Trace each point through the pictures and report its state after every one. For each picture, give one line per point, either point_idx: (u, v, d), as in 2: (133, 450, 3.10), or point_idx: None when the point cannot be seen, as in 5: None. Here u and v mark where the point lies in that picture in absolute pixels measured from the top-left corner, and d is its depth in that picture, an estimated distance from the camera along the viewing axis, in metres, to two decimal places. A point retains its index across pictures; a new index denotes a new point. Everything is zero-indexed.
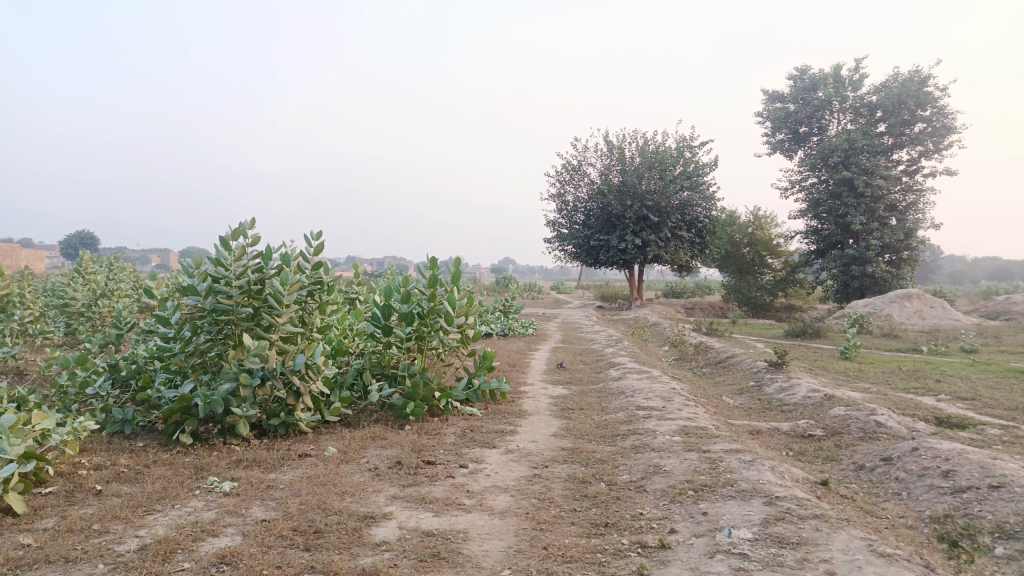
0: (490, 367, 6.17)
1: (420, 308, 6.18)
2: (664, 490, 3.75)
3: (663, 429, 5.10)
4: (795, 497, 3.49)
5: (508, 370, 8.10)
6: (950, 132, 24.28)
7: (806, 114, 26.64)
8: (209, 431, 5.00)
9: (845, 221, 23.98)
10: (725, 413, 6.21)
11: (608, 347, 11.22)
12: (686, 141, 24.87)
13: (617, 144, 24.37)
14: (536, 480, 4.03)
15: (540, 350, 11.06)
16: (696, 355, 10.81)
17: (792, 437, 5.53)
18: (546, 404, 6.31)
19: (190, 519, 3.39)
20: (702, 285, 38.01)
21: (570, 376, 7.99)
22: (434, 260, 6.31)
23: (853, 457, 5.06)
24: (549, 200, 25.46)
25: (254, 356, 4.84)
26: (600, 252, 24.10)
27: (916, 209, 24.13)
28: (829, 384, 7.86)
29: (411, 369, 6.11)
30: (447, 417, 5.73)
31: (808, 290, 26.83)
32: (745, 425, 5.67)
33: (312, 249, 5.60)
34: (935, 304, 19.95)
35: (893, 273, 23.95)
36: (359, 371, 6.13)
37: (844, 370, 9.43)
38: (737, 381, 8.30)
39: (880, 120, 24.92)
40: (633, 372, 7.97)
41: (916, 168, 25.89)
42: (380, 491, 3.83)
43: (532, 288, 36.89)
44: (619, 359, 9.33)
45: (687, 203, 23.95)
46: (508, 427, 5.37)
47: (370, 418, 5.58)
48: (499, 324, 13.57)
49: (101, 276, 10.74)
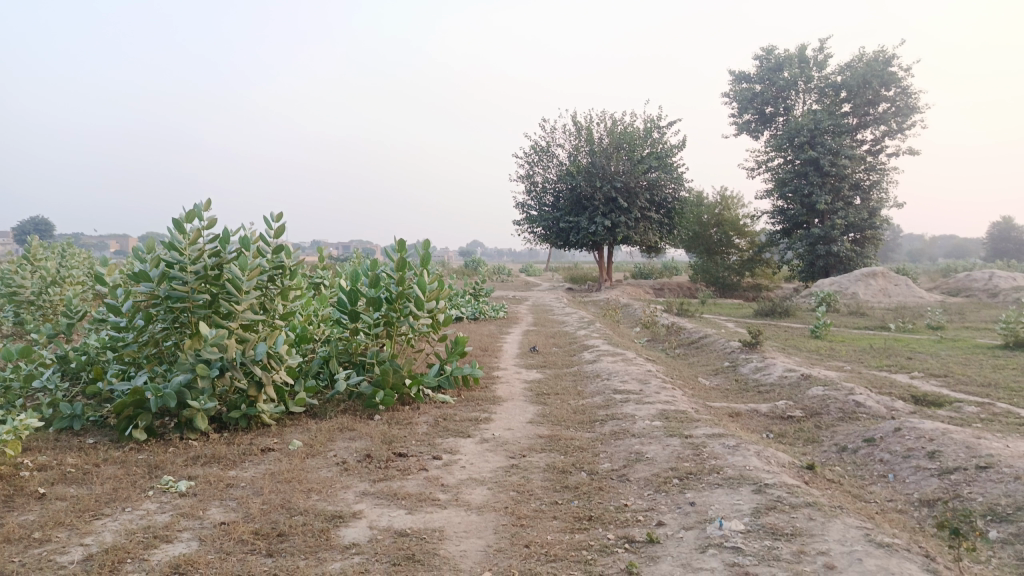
0: (463, 353, 5.95)
1: (388, 292, 5.94)
2: (648, 479, 3.58)
3: (641, 413, 4.95)
4: (783, 484, 3.35)
5: (479, 355, 7.90)
6: (913, 111, 24.53)
7: (772, 94, 26.68)
8: (164, 425, 4.71)
9: (811, 201, 24.13)
10: (703, 396, 6.08)
11: (580, 329, 11.07)
12: (654, 122, 24.74)
13: (585, 124, 24.16)
14: (513, 471, 3.84)
15: (511, 334, 10.86)
16: (668, 335, 10.71)
17: (771, 419, 5.42)
18: (520, 389, 6.12)
19: (142, 523, 3.14)
20: (670, 265, 38.15)
21: (543, 360, 7.81)
22: (401, 242, 6.06)
23: (835, 438, 4.96)
24: (517, 182, 25.20)
25: (211, 346, 4.56)
26: (570, 234, 23.98)
27: (879, 188, 24.39)
28: (804, 364, 7.80)
29: (380, 355, 5.87)
30: (418, 405, 5.50)
31: (774, 270, 27.10)
32: (724, 408, 5.55)
33: (273, 231, 5.31)
34: (899, 282, 20.19)
35: (858, 252, 24.22)
36: (325, 359, 5.88)
37: (816, 349, 9.41)
38: (711, 362, 8.20)
39: (845, 99, 25.06)
40: (607, 354, 7.81)
41: (880, 148, 26.15)
42: (349, 487, 3.61)
43: (501, 271, 36.75)
44: (592, 342, 9.18)
45: (656, 183, 23.88)
46: (482, 415, 5.17)
47: (337, 407, 5.33)
48: (469, 308, 13.34)
49: (52, 263, 10.25)
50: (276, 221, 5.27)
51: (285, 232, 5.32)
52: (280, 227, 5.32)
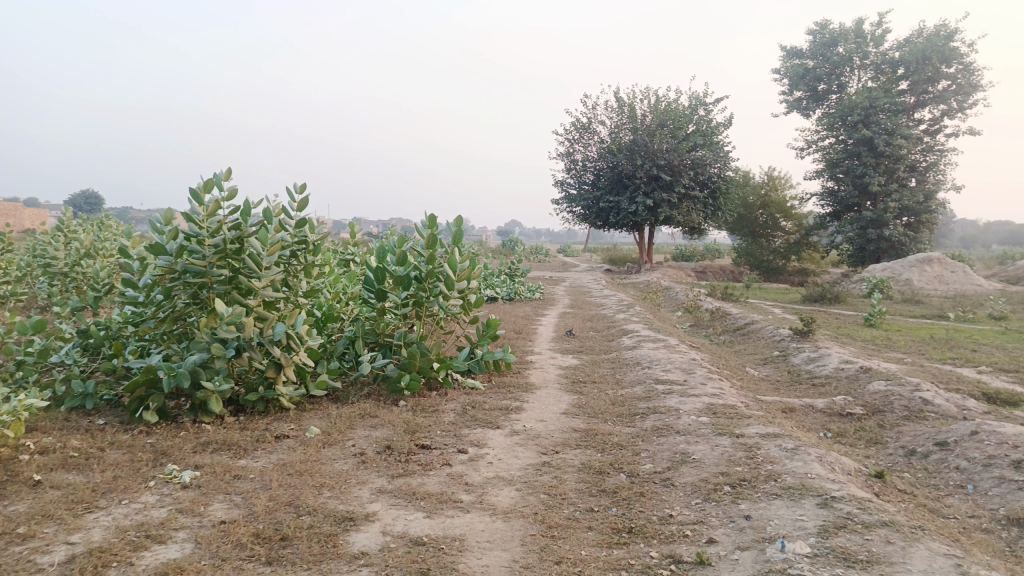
0: (495, 336, 5.60)
1: (417, 271, 5.62)
2: (696, 485, 3.20)
3: (687, 407, 4.56)
4: (853, 498, 2.92)
5: (513, 338, 7.54)
6: (976, 90, 23.29)
7: (825, 71, 25.59)
8: (178, 407, 4.46)
9: (863, 182, 23.15)
10: (752, 388, 5.64)
11: (620, 312, 10.65)
12: (700, 98, 23.95)
13: (628, 101, 23.49)
14: (545, 470, 3.49)
15: (548, 316, 10.50)
16: (712, 321, 10.23)
17: (828, 416, 4.97)
18: (555, 376, 5.75)
19: (136, 519, 2.86)
20: (712, 247, 37.25)
21: (580, 344, 7.42)
22: (432, 219, 5.72)
23: (901, 440, 4.50)
24: (557, 159, 24.69)
25: (227, 325, 4.29)
26: (610, 214, 23.44)
27: (936, 169, 23.29)
28: (860, 355, 7.29)
29: (408, 337, 5.56)
30: (446, 391, 5.18)
31: (821, 254, 26.25)
32: (776, 402, 5.12)
33: (296, 204, 5.00)
34: (956, 269, 19.22)
35: (912, 236, 23.18)
36: (351, 340, 5.60)
37: (871, 338, 8.85)
38: (759, 350, 7.73)
39: (902, 76, 23.92)
40: (648, 340, 7.39)
41: (938, 128, 24.97)
42: (365, 483, 3.30)
43: (538, 251, 36.34)
44: (632, 326, 8.78)
45: (700, 162, 23.16)
46: (514, 404, 4.83)
47: (360, 392, 5.03)
48: (505, 288, 13.01)
49: (87, 235, 10.18)
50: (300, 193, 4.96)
51: (309, 205, 5.00)
52: (304, 200, 5.00)
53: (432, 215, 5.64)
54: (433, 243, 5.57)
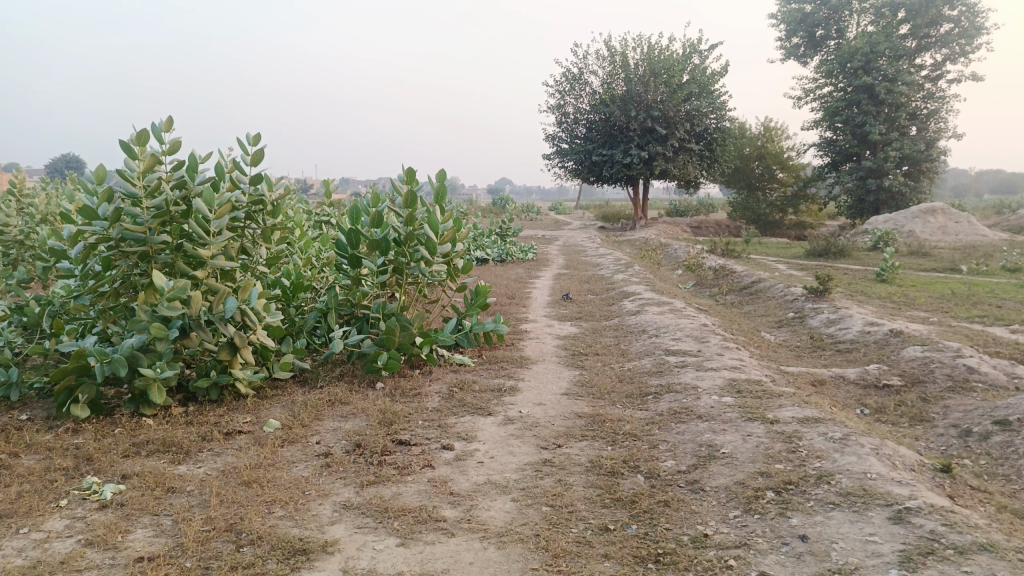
0: (485, 305, 4.98)
1: (396, 233, 4.97)
2: (731, 491, 2.62)
3: (706, 384, 3.97)
4: (933, 510, 2.33)
5: (505, 305, 6.91)
6: (981, 32, 22.39)
7: (824, 16, 24.59)
8: (117, 399, 3.83)
9: (863, 132, 22.39)
10: (774, 357, 5.05)
11: (618, 272, 10.05)
12: (695, 45, 23.01)
13: (620, 50, 22.53)
14: (546, 471, 2.89)
15: (541, 278, 9.88)
16: (716, 280, 9.63)
17: (862, 389, 4.40)
18: (553, 348, 5.15)
19: (30, 556, 2.25)
20: (706, 202, 36.51)
21: (579, 310, 6.80)
22: (410, 173, 5.04)
23: (950, 417, 3.92)
24: (548, 112, 23.77)
25: (169, 302, 3.64)
26: (602, 168, 22.65)
27: (938, 117, 22.55)
28: (882, 315, 6.70)
29: (386, 309, 4.94)
30: (430, 369, 4.55)
31: (820, 206, 25.60)
32: (802, 374, 4.54)
33: (250, 157, 4.32)
34: (960, 219, 18.62)
35: (912, 186, 22.50)
36: (323, 312, 4.98)
37: (888, 296, 8.27)
38: (771, 312, 7.15)
39: (904, 20, 22.99)
40: (652, 304, 6.78)
41: (940, 73, 24.16)
42: (328, 496, 2.70)
43: (530, 209, 35.61)
44: (633, 288, 8.17)
45: (695, 113, 22.34)
46: (507, 384, 4.23)
47: (331, 371, 4.39)
48: (496, 249, 12.37)
49: (44, 201, 9.40)
50: (253, 144, 4.27)
51: (265, 157, 4.32)
52: (259, 151, 4.32)
53: (410, 169, 4.97)
54: (412, 202, 4.91)
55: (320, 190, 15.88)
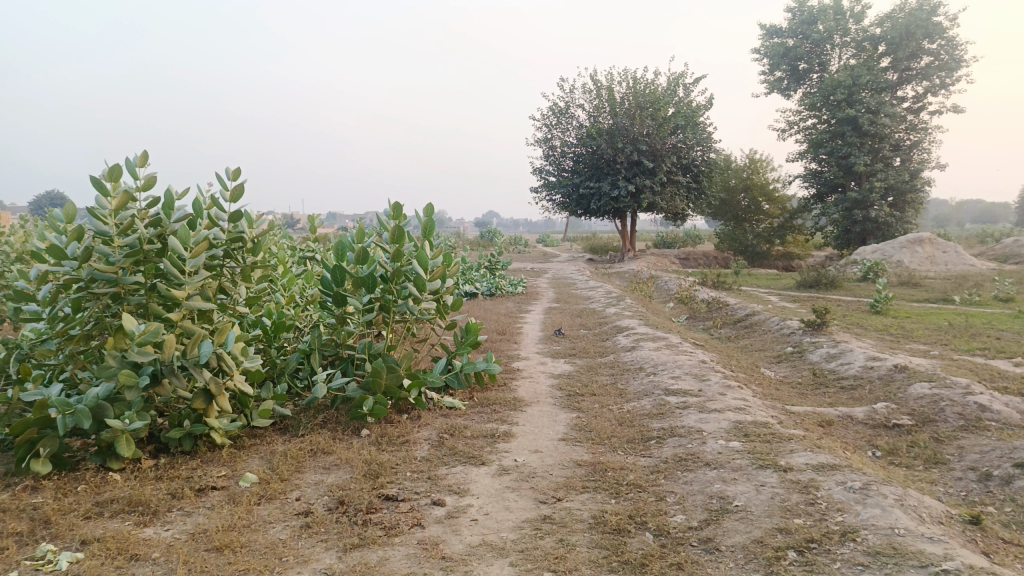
0: (476, 344, 4.78)
1: (383, 269, 4.77)
2: (750, 551, 2.40)
3: (711, 427, 3.76)
4: (973, 572, 2.12)
5: (495, 342, 6.71)
6: (960, 65, 22.73)
7: (806, 49, 24.90)
8: (82, 451, 3.57)
9: (848, 163, 22.53)
10: (777, 395, 4.85)
11: (610, 306, 9.88)
12: (679, 79, 23.20)
13: (606, 84, 22.68)
14: (546, 530, 2.67)
15: (532, 313, 9.69)
16: (709, 313, 9.48)
17: (872, 430, 4.20)
18: (547, 389, 4.94)
19: None
20: (693, 233, 36.61)
21: (572, 346, 6.60)
22: (397, 207, 4.86)
23: (967, 459, 3.73)
24: (535, 146, 23.82)
25: (140, 347, 3.41)
26: (590, 200, 22.64)
27: (921, 148, 22.77)
28: (882, 348, 6.54)
29: (372, 349, 4.73)
30: (419, 413, 4.32)
31: (807, 237, 25.67)
32: (808, 413, 4.34)
33: (228, 192, 4.15)
34: (948, 249, 18.67)
35: (898, 216, 22.60)
36: (306, 353, 4.75)
37: (885, 328, 8.12)
38: (769, 347, 6.98)
39: (884, 53, 23.32)
40: (647, 339, 6.60)
41: (922, 105, 24.47)
42: (307, 562, 2.45)
43: (518, 242, 35.55)
44: (626, 322, 7.99)
45: (682, 145, 22.45)
46: (501, 429, 4.01)
47: (314, 417, 4.15)
48: (485, 283, 12.18)
49: (19, 238, 9.12)
50: (233, 178, 4.10)
51: (244, 192, 4.15)
52: (238, 186, 4.14)
53: (397, 203, 4.79)
54: (399, 238, 4.71)
55: (306, 224, 15.68)
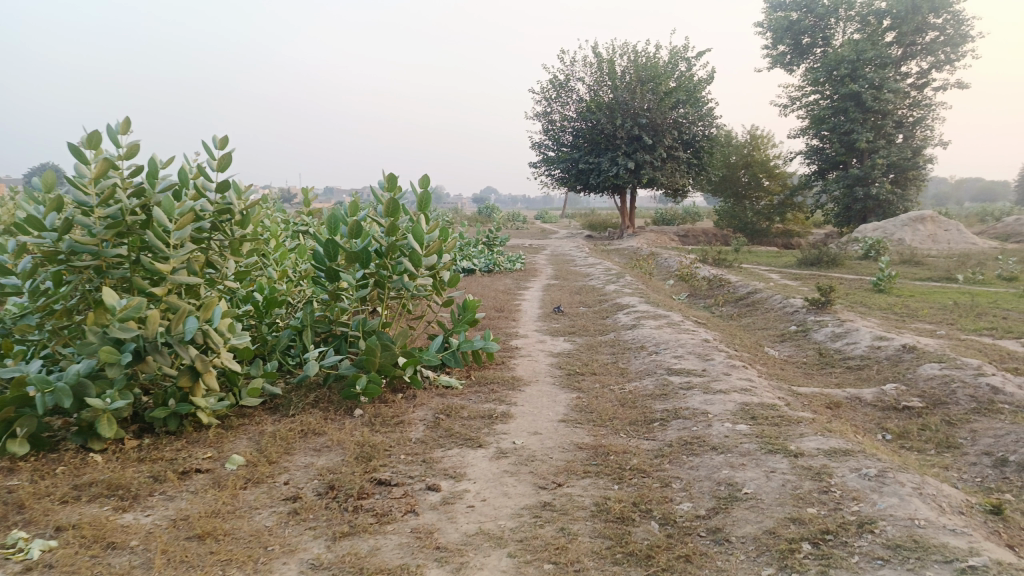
0: (473, 322, 4.63)
1: (377, 243, 4.61)
2: (762, 544, 2.27)
3: (717, 410, 3.63)
4: (1002, 568, 1.99)
5: (493, 319, 6.57)
6: (966, 40, 22.39)
7: (810, 23, 24.50)
8: (64, 431, 3.42)
9: (850, 139, 22.27)
10: (783, 376, 4.71)
11: (610, 283, 9.73)
12: (681, 52, 22.85)
13: (607, 57, 22.32)
14: (546, 518, 2.53)
15: (531, 289, 9.53)
16: (710, 291, 9.34)
17: (881, 412, 4.07)
18: (547, 367, 4.80)
19: None
20: (692, 210, 36.33)
21: (572, 324, 6.46)
22: (391, 179, 4.67)
23: (981, 443, 3.60)
24: (534, 120, 23.53)
25: (122, 323, 3.25)
26: (589, 176, 22.39)
27: (924, 125, 22.50)
28: (888, 327, 6.41)
29: (366, 326, 4.57)
30: (414, 392, 4.18)
31: (807, 214, 25.48)
32: (816, 395, 4.21)
33: (215, 161, 3.94)
34: (950, 227, 18.51)
35: (899, 194, 22.40)
36: (298, 330, 4.60)
37: (889, 306, 7.99)
38: (772, 325, 6.84)
39: (889, 28, 22.96)
40: (649, 317, 6.45)
41: (926, 81, 24.16)
42: (294, 552, 2.32)
43: (516, 218, 35.32)
44: (626, 300, 7.84)
45: (683, 121, 22.17)
46: (499, 409, 3.87)
47: (305, 396, 4.00)
48: (483, 259, 12.02)
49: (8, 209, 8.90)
50: (220, 147, 3.89)
51: (232, 161, 3.94)
52: (225, 155, 3.94)
53: (392, 174, 4.60)
54: (394, 210, 4.53)
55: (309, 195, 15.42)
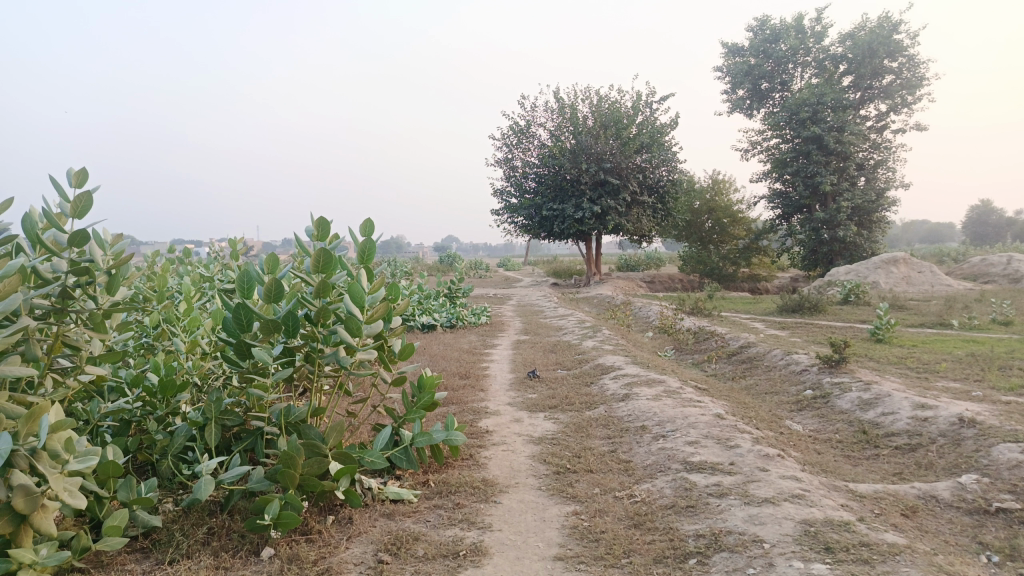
0: (433, 406, 3.57)
1: (305, 308, 3.53)
2: None
3: (772, 536, 2.60)
4: None
5: (456, 391, 5.50)
6: (923, 83, 22.42)
7: (768, 68, 24.38)
8: None
9: (815, 182, 21.91)
10: (827, 466, 3.71)
11: (586, 338, 8.75)
12: (643, 98, 22.48)
13: (568, 102, 21.85)
14: None
15: (498, 348, 8.49)
16: (698, 345, 8.41)
17: (971, 519, 3.09)
18: (527, 462, 3.73)
19: None
20: (655, 255, 35.84)
21: (554, 394, 5.44)
22: (323, 224, 3.62)
23: None
24: (495, 166, 22.89)
25: None
26: (553, 223, 21.58)
27: (886, 166, 22.31)
28: (918, 389, 5.49)
29: (288, 414, 3.46)
30: (352, 512, 3.06)
31: (773, 259, 24.96)
32: (882, 497, 3.21)
33: (69, 205, 2.86)
34: (922, 269, 18.07)
35: (865, 236, 22.06)
36: (199, 426, 3.48)
37: (902, 361, 7.11)
38: (781, 388, 5.90)
39: (846, 72, 23.04)
40: (641, 383, 5.46)
41: (885, 124, 24.17)
42: None
43: (478, 267, 34.45)
44: (609, 359, 6.85)
45: (647, 165, 21.62)
46: (471, 539, 2.78)
47: (194, 526, 2.87)
48: (444, 314, 10.96)
49: None
50: (74, 185, 2.83)
51: (91, 204, 2.86)
52: (83, 197, 2.86)
53: (322, 217, 3.55)
54: (327, 265, 3.46)
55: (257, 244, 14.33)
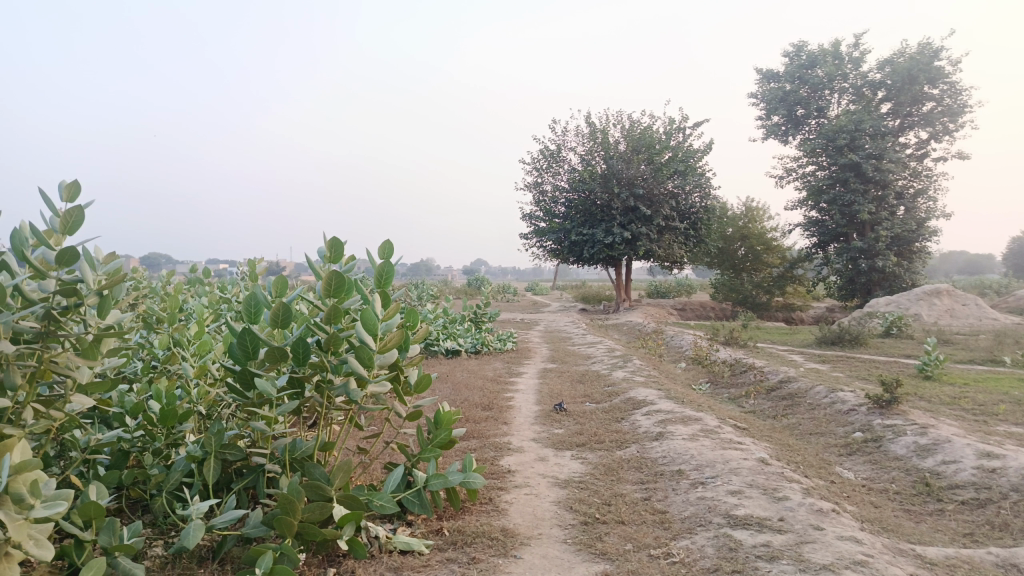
0: (451, 443, 3.27)
1: (315, 336, 3.26)
2: None
3: None
4: None
5: (477, 424, 5.19)
6: (966, 110, 21.79)
7: (804, 94, 23.94)
8: None
9: (852, 210, 21.34)
10: (888, 524, 3.32)
11: (616, 368, 8.39)
12: (676, 123, 22.19)
13: (599, 126, 21.64)
14: None
15: (524, 377, 8.17)
16: (734, 379, 8.01)
17: None
18: (552, 509, 3.40)
19: None
20: (685, 282, 35.29)
21: (582, 429, 5.10)
22: (337, 245, 3.37)
23: None
24: (525, 190, 22.72)
25: None
26: (582, 248, 21.26)
27: (927, 195, 21.66)
28: (980, 434, 5.04)
29: (293, 450, 3.17)
30: (356, 564, 2.76)
31: (808, 288, 24.32)
32: (958, 564, 2.82)
33: (58, 220, 2.62)
34: (967, 301, 17.39)
35: (905, 266, 21.36)
36: (199, 461, 3.20)
37: (956, 401, 6.63)
38: (827, 429, 5.48)
39: (884, 99, 22.54)
40: (675, 421, 5.10)
41: (925, 152, 23.55)
42: None
43: (506, 290, 34.27)
44: (640, 392, 6.49)
45: (679, 191, 21.25)
46: None
47: None
48: (469, 339, 10.68)
49: None
50: (65, 198, 2.60)
51: (83, 219, 2.63)
52: (73, 211, 2.63)
53: (335, 238, 3.29)
54: (338, 288, 3.19)
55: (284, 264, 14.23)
